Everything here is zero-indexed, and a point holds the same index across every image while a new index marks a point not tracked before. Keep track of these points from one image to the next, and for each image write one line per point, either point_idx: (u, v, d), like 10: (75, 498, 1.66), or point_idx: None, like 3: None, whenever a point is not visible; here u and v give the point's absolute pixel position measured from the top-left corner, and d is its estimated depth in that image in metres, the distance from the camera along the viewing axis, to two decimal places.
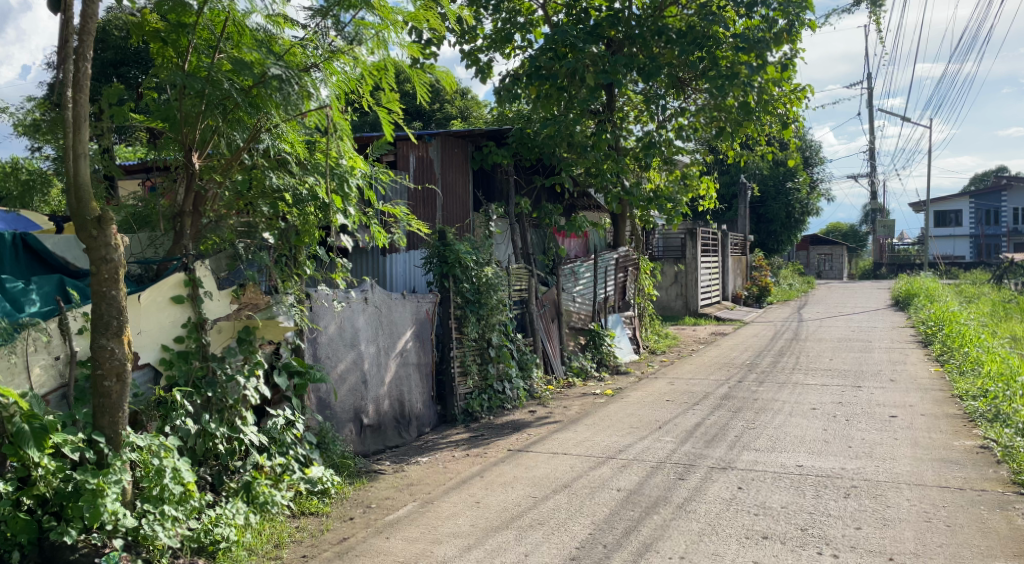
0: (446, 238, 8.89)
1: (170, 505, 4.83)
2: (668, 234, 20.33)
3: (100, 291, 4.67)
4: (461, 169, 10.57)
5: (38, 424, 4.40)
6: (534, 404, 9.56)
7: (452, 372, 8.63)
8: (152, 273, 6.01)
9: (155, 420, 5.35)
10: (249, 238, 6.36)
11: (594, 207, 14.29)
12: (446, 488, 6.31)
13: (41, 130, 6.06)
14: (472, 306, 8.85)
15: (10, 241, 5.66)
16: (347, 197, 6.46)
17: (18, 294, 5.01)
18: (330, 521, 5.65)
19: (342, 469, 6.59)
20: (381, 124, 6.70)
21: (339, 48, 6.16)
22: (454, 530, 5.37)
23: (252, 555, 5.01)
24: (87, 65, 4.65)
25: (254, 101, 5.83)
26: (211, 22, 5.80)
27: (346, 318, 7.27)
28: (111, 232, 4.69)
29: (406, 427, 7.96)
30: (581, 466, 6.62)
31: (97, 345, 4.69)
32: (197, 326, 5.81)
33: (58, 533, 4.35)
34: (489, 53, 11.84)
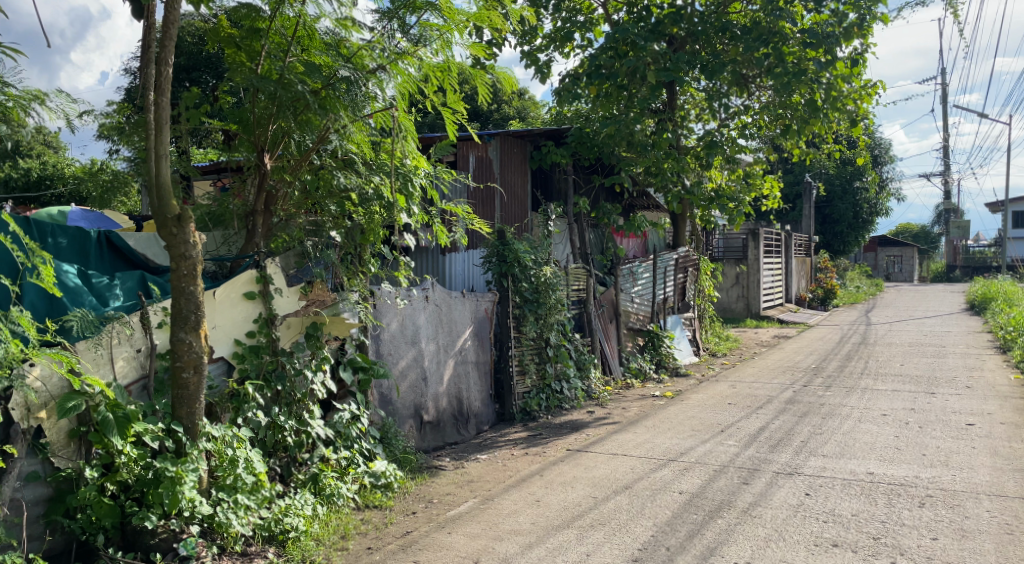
0: (505, 238, 8.96)
1: (243, 494, 4.99)
2: (729, 234, 20.07)
3: (179, 287, 4.84)
4: (520, 168, 10.62)
5: (121, 414, 4.56)
6: (592, 405, 9.56)
7: (510, 370, 8.68)
8: (226, 270, 6.22)
9: (228, 412, 5.51)
10: (316, 236, 6.55)
11: (653, 207, 14.18)
12: (507, 486, 6.36)
13: (127, 133, 6.35)
14: (530, 305, 8.88)
15: (95, 238, 5.94)
16: (410, 196, 6.54)
17: (104, 288, 5.34)
18: (394, 514, 5.75)
19: (404, 464, 6.69)
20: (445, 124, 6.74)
21: (404, 49, 6.13)
22: (515, 527, 5.41)
23: (319, 544, 5.13)
24: (169, 70, 4.83)
25: (323, 103, 5.98)
26: (283, 26, 5.98)
27: (407, 315, 7.39)
28: (190, 230, 4.85)
29: (465, 424, 8.04)
30: (642, 468, 6.60)
31: (176, 338, 4.86)
32: (267, 321, 5.98)
33: (139, 517, 4.50)
34: (549, 53, 11.89)
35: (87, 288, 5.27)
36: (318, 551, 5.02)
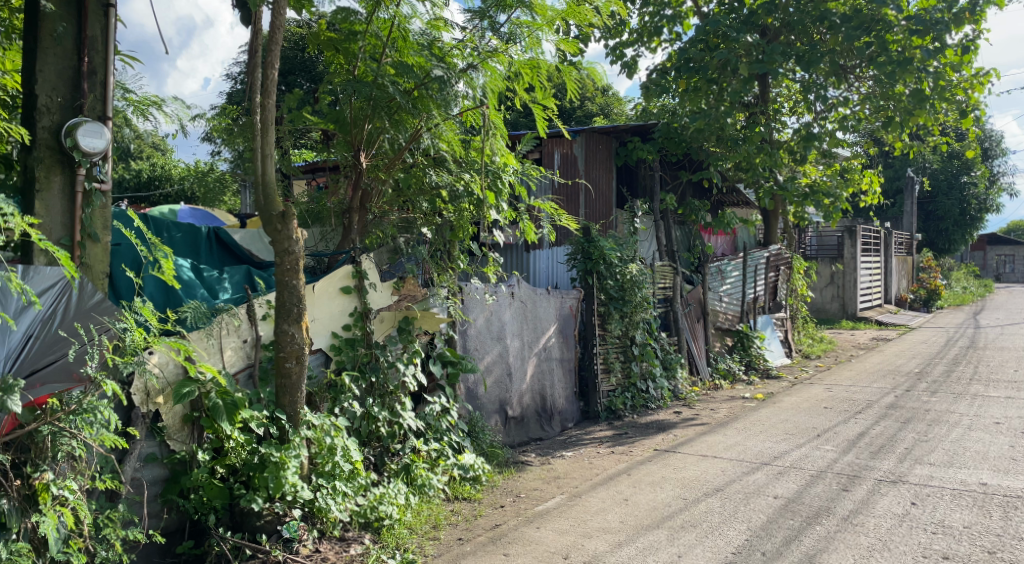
0: (590, 235, 8.97)
1: (340, 481, 5.17)
2: (824, 232, 19.50)
3: (282, 281, 5.04)
4: (605, 165, 10.60)
5: (231, 400, 4.82)
6: (679, 405, 9.46)
7: (595, 368, 8.68)
8: (324, 265, 6.45)
9: (326, 401, 5.72)
10: (409, 233, 6.71)
11: (744, 203, 13.84)
12: (595, 483, 6.38)
13: (234, 134, 6.66)
14: (615, 303, 8.83)
15: (205, 235, 6.33)
16: (500, 192, 6.64)
17: (214, 282, 5.63)
18: (483, 507, 5.85)
19: (491, 458, 6.80)
20: (536, 120, 6.71)
21: (495, 48, 6.34)
22: (604, 525, 5.43)
23: (412, 533, 5.27)
24: (274, 72, 5.03)
25: (417, 102, 6.12)
26: (380, 28, 6.11)
27: (494, 312, 7.48)
28: (293, 226, 5.01)
29: (549, 421, 8.09)
30: (733, 471, 6.51)
31: (280, 330, 5.07)
32: (363, 315, 6.15)
33: (247, 500, 4.66)
34: (637, 48, 11.81)
35: (199, 282, 5.59)
36: (411, 538, 5.18)
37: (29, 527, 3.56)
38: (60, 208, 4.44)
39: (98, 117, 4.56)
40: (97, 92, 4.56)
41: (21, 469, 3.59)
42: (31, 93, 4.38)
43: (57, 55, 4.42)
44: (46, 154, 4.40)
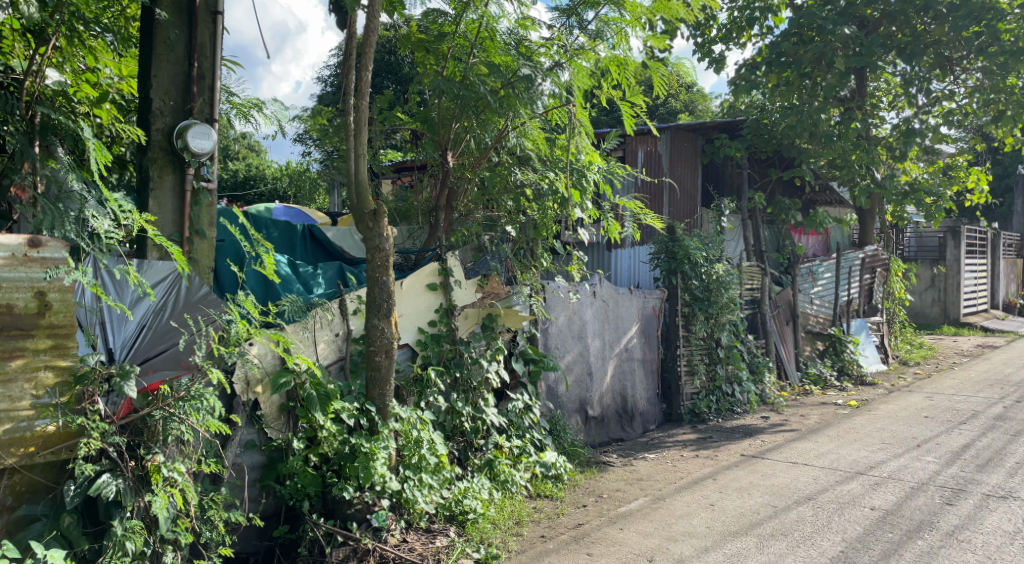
0: (675, 234, 8.89)
1: (426, 473, 5.25)
2: (924, 233, 18.75)
3: (372, 277, 5.12)
4: (690, 162, 10.49)
5: (324, 391, 4.93)
6: (767, 410, 9.26)
7: (678, 370, 8.60)
8: (412, 262, 6.59)
9: (413, 395, 5.77)
10: (492, 231, 6.85)
11: (836, 203, 13.39)
12: (679, 487, 6.32)
13: (329, 134, 6.90)
14: (700, 304, 8.71)
15: (300, 232, 6.59)
16: (584, 191, 6.65)
17: (309, 277, 5.84)
18: (565, 505, 5.87)
19: (573, 457, 6.81)
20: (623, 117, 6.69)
21: (584, 46, 6.35)
22: (689, 529, 5.38)
23: (496, 528, 5.33)
24: (368, 74, 5.11)
25: (503, 101, 6.14)
26: (468, 30, 6.22)
27: (576, 311, 7.47)
28: (384, 224, 5.09)
29: (630, 422, 8.05)
30: (826, 479, 6.34)
31: (370, 324, 5.15)
32: (448, 311, 6.22)
33: (338, 488, 4.80)
34: (726, 44, 11.60)
35: (295, 277, 5.79)
36: (494, 533, 5.24)
37: (142, 506, 3.61)
38: (172, 206, 4.69)
39: (206, 120, 4.79)
40: (206, 95, 4.79)
41: (135, 452, 3.65)
42: (147, 98, 4.63)
43: (170, 61, 4.66)
44: (159, 154, 4.65)
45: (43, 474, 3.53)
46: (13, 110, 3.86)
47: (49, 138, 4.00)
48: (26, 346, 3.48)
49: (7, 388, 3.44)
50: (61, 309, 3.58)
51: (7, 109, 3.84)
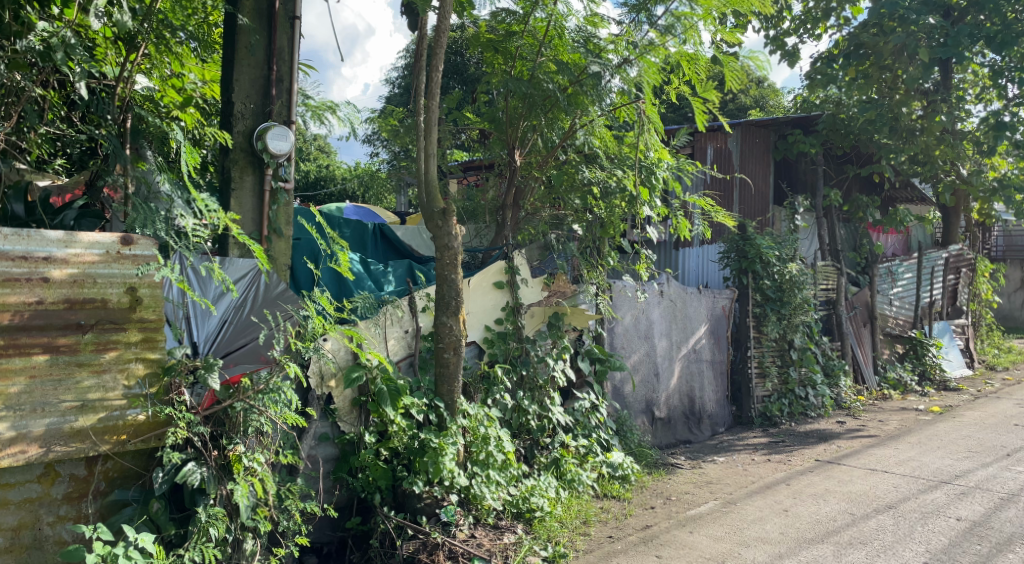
0: (746, 233, 8.75)
1: (494, 470, 5.30)
2: (1013, 232, 17.97)
3: (442, 275, 5.19)
4: (762, 160, 10.39)
5: (394, 387, 5.05)
6: (842, 415, 9.04)
7: (748, 372, 8.48)
8: (478, 261, 6.65)
9: (480, 392, 5.80)
10: (559, 229, 6.83)
11: (918, 200, 12.94)
12: (750, 491, 6.23)
13: (400, 134, 7.02)
14: (772, 304, 8.58)
15: (371, 231, 6.76)
16: (653, 188, 6.58)
17: (379, 275, 5.99)
18: (633, 506, 5.85)
19: (640, 458, 6.77)
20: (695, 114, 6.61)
21: (654, 41, 6.24)
22: (762, 534, 5.30)
23: (563, 527, 5.33)
24: (438, 74, 5.14)
25: (571, 99, 6.21)
26: (536, 29, 6.21)
27: (643, 311, 7.42)
28: (453, 223, 5.15)
29: (698, 424, 7.96)
30: (908, 488, 6.16)
31: (439, 322, 5.23)
32: (514, 309, 6.27)
33: (408, 482, 4.87)
34: (799, 36, 11.35)
35: (367, 274, 5.94)
36: (562, 532, 5.23)
37: (225, 494, 3.75)
38: (251, 206, 4.86)
39: (283, 122, 4.94)
40: (284, 98, 4.93)
41: (218, 441, 3.77)
42: (229, 101, 4.80)
43: (251, 65, 4.83)
44: (240, 155, 4.82)
45: (133, 461, 3.68)
46: (106, 115, 4.08)
47: (139, 142, 4.20)
48: (119, 339, 3.62)
49: (102, 379, 3.58)
50: (152, 304, 3.72)
51: (100, 112, 4.06)
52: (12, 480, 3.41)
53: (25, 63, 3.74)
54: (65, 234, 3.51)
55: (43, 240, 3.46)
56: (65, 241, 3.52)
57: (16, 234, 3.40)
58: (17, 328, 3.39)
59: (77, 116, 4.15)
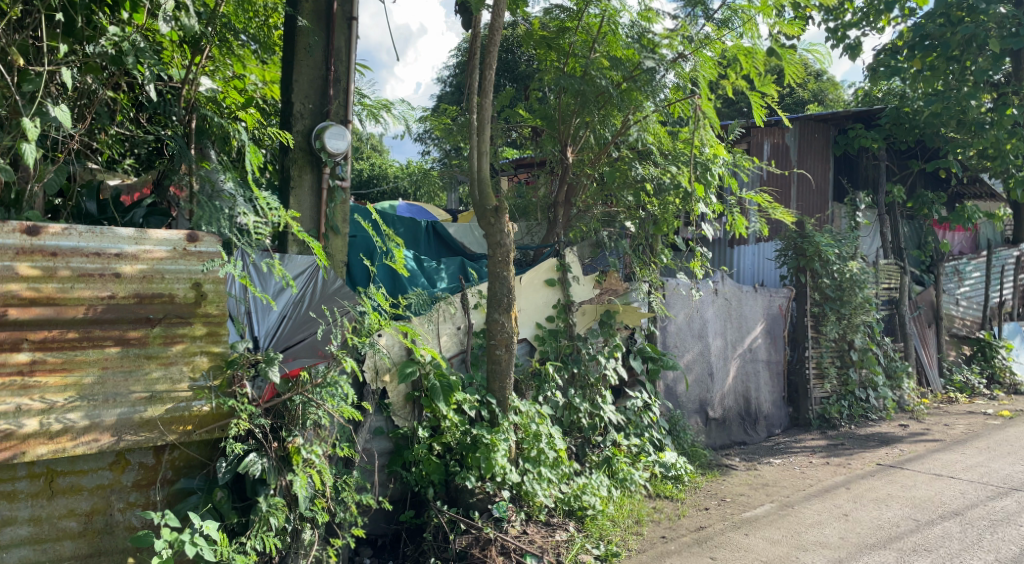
0: (805, 230, 8.63)
1: (546, 467, 5.29)
2: None
3: (494, 272, 5.21)
4: (821, 155, 10.32)
5: (446, 382, 5.07)
6: (905, 418, 8.84)
7: (806, 373, 8.35)
8: (530, 258, 6.66)
9: (531, 389, 5.79)
10: (611, 227, 6.92)
11: (987, 196, 12.50)
12: (808, 494, 6.14)
13: (454, 132, 7.07)
14: (831, 304, 8.46)
15: (424, 228, 6.86)
16: (708, 185, 6.53)
17: (433, 272, 6.07)
18: (686, 507, 5.81)
19: (694, 458, 6.72)
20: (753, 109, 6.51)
21: (710, 35, 6.24)
22: (820, 539, 5.22)
23: (616, 526, 5.33)
24: (491, 73, 5.16)
25: (626, 96, 6.17)
26: (590, 25, 6.23)
27: (698, 309, 7.36)
28: (506, 221, 5.17)
29: (754, 426, 7.87)
30: (975, 494, 5.99)
31: (491, 319, 5.25)
32: (565, 307, 6.26)
33: (461, 477, 4.90)
34: (862, 29, 11.11)
35: (420, 271, 6.02)
36: (614, 531, 5.23)
37: (284, 485, 3.84)
38: (310, 203, 4.96)
39: (341, 121, 5.04)
40: (341, 98, 5.03)
41: (278, 433, 3.87)
42: (288, 102, 4.91)
43: (310, 65, 4.94)
44: (300, 155, 4.93)
45: (199, 451, 3.80)
46: (172, 115, 4.26)
47: (204, 142, 4.35)
48: (185, 332, 3.74)
49: (169, 370, 3.69)
50: (216, 299, 3.83)
51: (166, 113, 4.25)
52: (86, 467, 3.55)
53: (97, 65, 3.87)
54: (136, 231, 3.64)
55: (115, 236, 3.59)
56: (136, 238, 3.64)
57: (90, 230, 3.54)
58: (91, 322, 3.52)
59: (145, 117, 4.31)
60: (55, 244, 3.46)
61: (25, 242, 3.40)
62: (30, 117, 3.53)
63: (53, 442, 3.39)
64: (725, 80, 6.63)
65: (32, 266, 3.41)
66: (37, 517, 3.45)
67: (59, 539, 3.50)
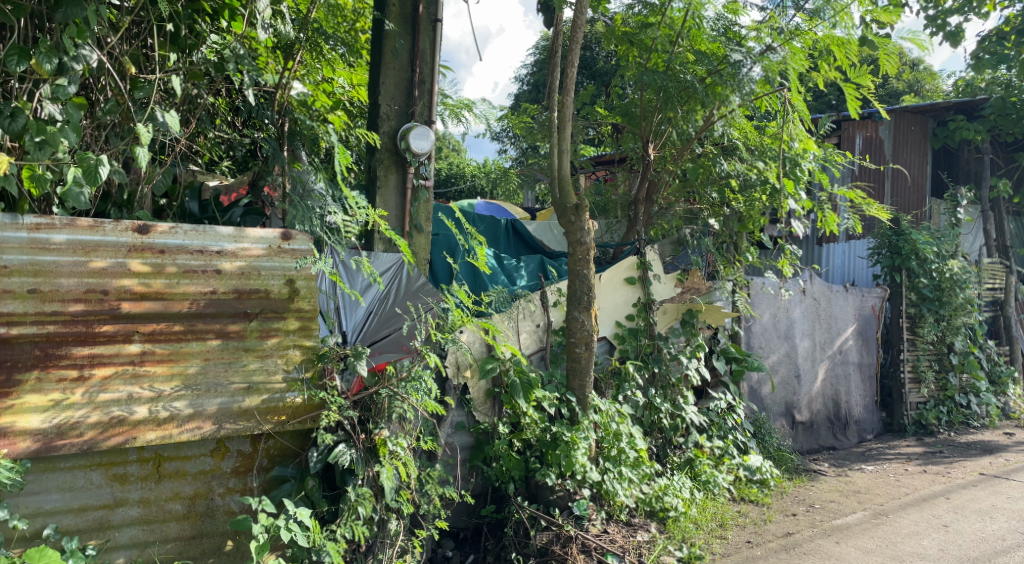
0: (901, 227, 8.34)
1: (626, 467, 5.28)
2: None
3: (574, 270, 5.23)
4: (918, 148, 10.01)
5: (526, 379, 5.12)
6: (1009, 426, 8.47)
7: (901, 376, 8.09)
8: (610, 256, 6.65)
9: (611, 388, 5.75)
10: (694, 224, 6.78)
11: None
12: (903, 503, 5.95)
13: (534, 131, 7.11)
14: (929, 304, 8.20)
15: (504, 226, 6.94)
16: (798, 180, 6.47)
17: (512, 270, 6.16)
18: (773, 512, 5.71)
19: (780, 462, 6.59)
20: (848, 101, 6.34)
21: (801, 26, 6.08)
22: (918, 550, 5.06)
23: (698, 528, 5.29)
24: (573, 70, 5.16)
25: (710, 91, 5.92)
26: (673, 19, 6.15)
27: (785, 310, 7.21)
28: (586, 218, 5.16)
29: (844, 431, 7.67)
30: None
31: (571, 316, 5.28)
32: (646, 306, 6.19)
33: (541, 474, 4.93)
34: (963, 14, 10.65)
35: (501, 269, 6.13)
36: (697, 534, 5.19)
37: (371, 475, 3.95)
38: (395, 202, 5.13)
39: (426, 122, 5.19)
40: (426, 99, 5.18)
41: (365, 425, 3.98)
42: (376, 104, 5.10)
43: (395, 68, 5.10)
44: (386, 155, 5.10)
45: (291, 440, 3.94)
46: (266, 119, 4.44)
47: (295, 144, 4.47)
48: (279, 327, 3.89)
49: (265, 362, 3.85)
50: (308, 295, 3.97)
51: (260, 117, 4.42)
52: (190, 453, 3.73)
53: (200, 72, 4.05)
54: (235, 230, 3.81)
55: (216, 235, 3.76)
56: (235, 236, 3.81)
57: (194, 229, 3.72)
58: (194, 315, 3.70)
59: (241, 120, 4.52)
60: (163, 242, 3.65)
61: (136, 240, 3.60)
62: (141, 123, 3.76)
63: (160, 429, 3.58)
64: (817, 73, 6.48)
65: (143, 262, 3.61)
66: (146, 499, 3.65)
67: (166, 521, 3.69)
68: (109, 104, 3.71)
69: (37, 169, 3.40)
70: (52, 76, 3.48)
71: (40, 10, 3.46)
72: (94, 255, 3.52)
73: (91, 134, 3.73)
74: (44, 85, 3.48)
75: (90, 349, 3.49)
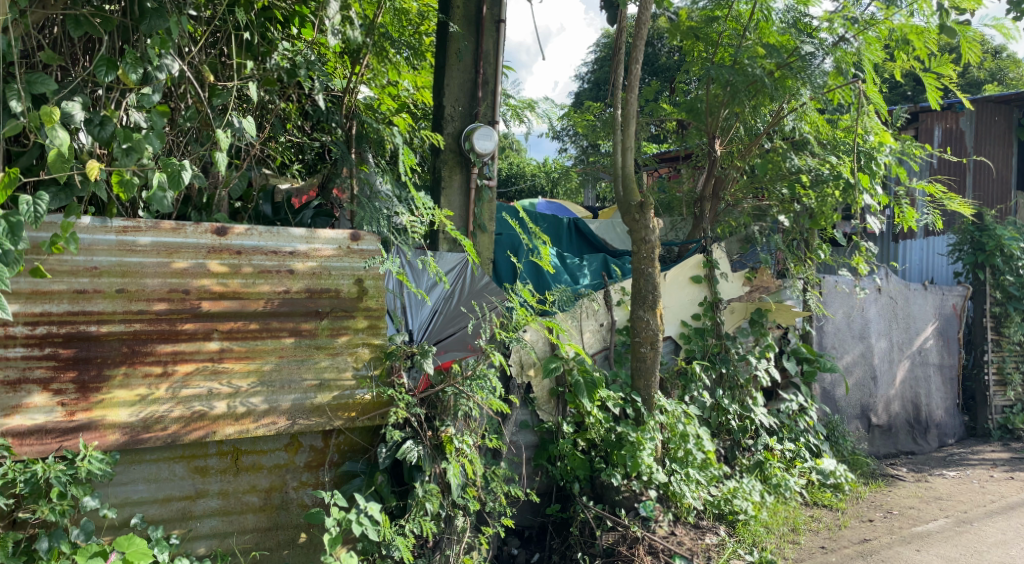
0: (983, 222, 8.01)
1: (694, 469, 5.24)
2: None
3: (638, 268, 5.20)
4: (1003, 140, 9.63)
5: (591, 378, 5.12)
6: None
7: (985, 379, 7.83)
8: (674, 254, 6.57)
9: (677, 389, 5.69)
10: (763, 221, 6.74)
11: None
12: (988, 511, 5.75)
13: (597, 129, 7.09)
14: (1015, 302, 7.89)
15: (566, 225, 6.95)
16: (873, 174, 6.24)
17: (575, 269, 6.17)
18: (847, 517, 5.59)
19: (855, 466, 6.44)
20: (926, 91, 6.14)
21: (876, 15, 5.91)
22: (1005, 560, 4.89)
23: (770, 532, 5.20)
24: (638, 67, 5.14)
25: (779, 84, 5.85)
26: (741, 13, 6.10)
27: (860, 309, 7.04)
28: (650, 216, 5.11)
29: (924, 434, 7.44)
30: None
31: (636, 315, 5.26)
32: (712, 305, 6.11)
33: (606, 474, 4.93)
34: None
35: (564, 268, 6.14)
36: (767, 537, 5.10)
37: (438, 472, 4.02)
38: (459, 202, 5.20)
39: (489, 122, 5.23)
40: (490, 99, 5.23)
41: (432, 423, 4.05)
42: (440, 105, 5.16)
43: (460, 69, 5.16)
44: (450, 156, 5.17)
45: (361, 436, 4.04)
46: (334, 123, 4.55)
47: (362, 147, 4.57)
48: (349, 325, 4.00)
49: (336, 360, 3.96)
50: (376, 294, 4.07)
51: (328, 121, 4.54)
52: (265, 447, 3.87)
53: (273, 79, 4.19)
54: (307, 231, 3.93)
55: (289, 236, 3.89)
56: (307, 237, 3.93)
57: (268, 230, 3.86)
58: (269, 314, 3.83)
59: (309, 125, 4.63)
60: (240, 242, 3.79)
61: (215, 241, 3.75)
62: (220, 129, 3.93)
63: (238, 424, 3.71)
64: (894, 63, 6.30)
65: (221, 262, 3.75)
66: (225, 492, 3.79)
67: (243, 512, 3.83)
68: (188, 111, 3.88)
69: (125, 174, 3.54)
70: (137, 85, 3.64)
71: (126, 22, 3.63)
72: (176, 256, 3.67)
73: (173, 140, 3.90)
74: (131, 94, 3.65)
75: (173, 346, 3.63)
